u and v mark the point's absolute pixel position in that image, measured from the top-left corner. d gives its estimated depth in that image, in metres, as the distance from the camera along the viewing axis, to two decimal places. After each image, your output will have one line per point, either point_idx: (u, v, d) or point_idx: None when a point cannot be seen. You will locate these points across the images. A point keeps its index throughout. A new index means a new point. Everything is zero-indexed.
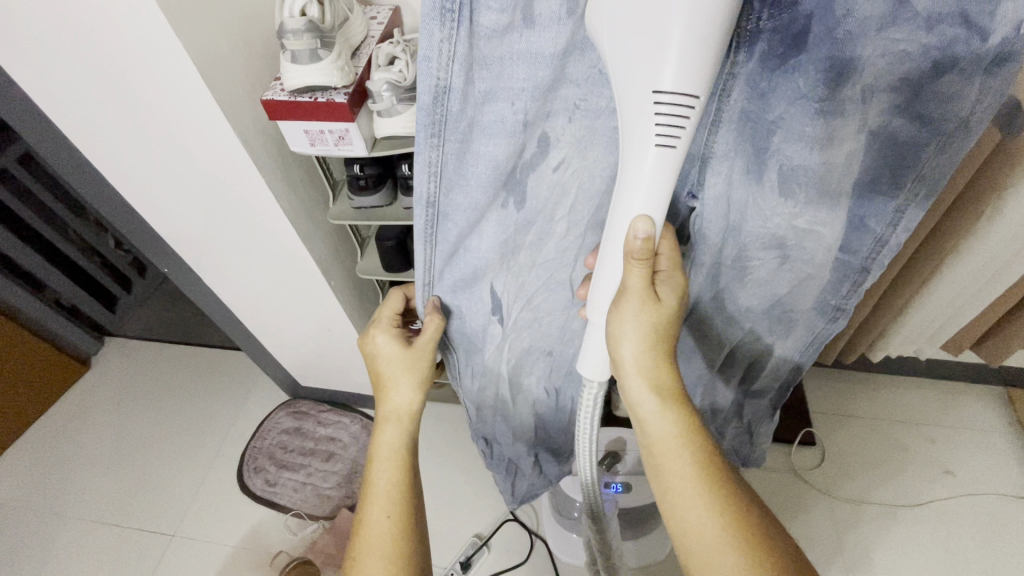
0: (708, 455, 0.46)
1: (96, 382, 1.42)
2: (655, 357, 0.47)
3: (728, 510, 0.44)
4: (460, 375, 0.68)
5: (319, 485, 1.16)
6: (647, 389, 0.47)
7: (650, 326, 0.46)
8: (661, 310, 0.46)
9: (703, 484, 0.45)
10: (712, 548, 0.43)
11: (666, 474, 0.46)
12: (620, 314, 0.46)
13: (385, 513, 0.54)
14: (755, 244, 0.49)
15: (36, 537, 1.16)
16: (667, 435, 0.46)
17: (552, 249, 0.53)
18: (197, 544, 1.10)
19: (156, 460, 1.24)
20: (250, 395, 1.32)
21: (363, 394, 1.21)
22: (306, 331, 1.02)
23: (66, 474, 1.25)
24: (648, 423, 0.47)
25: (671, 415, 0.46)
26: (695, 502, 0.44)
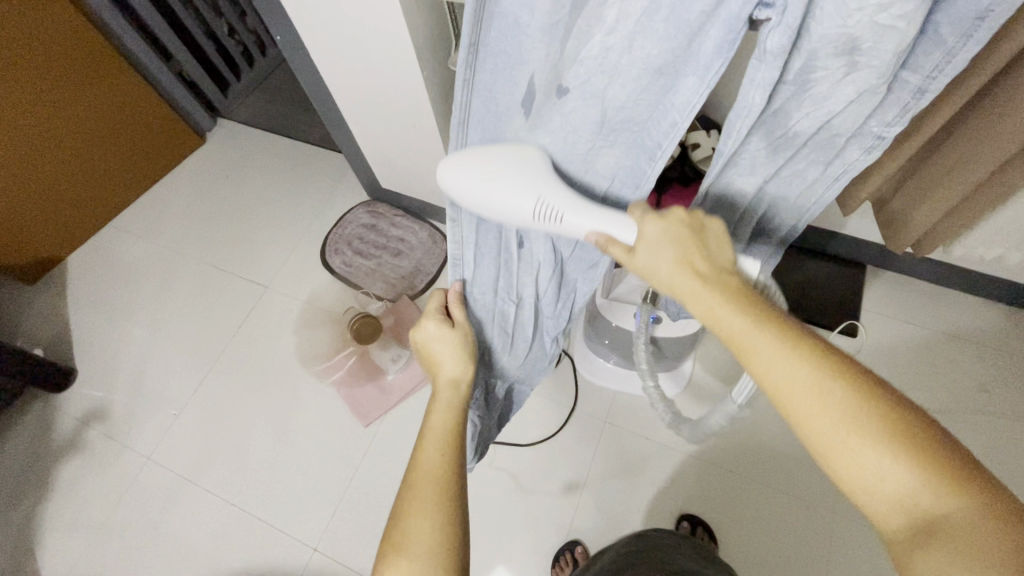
0: (794, 341, 0.38)
1: (209, 154, 1.61)
2: (689, 259, 0.42)
3: (830, 379, 0.36)
4: (461, 263, 0.56)
5: (387, 274, 1.32)
6: (692, 291, 0.41)
7: (662, 238, 0.43)
8: (649, 236, 0.43)
9: (789, 358, 0.37)
10: (845, 442, 0.35)
11: (762, 376, 0.38)
12: (646, 237, 0.43)
13: (441, 449, 0.49)
14: (826, 48, 0.38)
15: (162, 267, 1.42)
16: (735, 322, 0.39)
17: (595, 52, 0.37)
18: (283, 298, 1.31)
19: (256, 225, 1.44)
20: (338, 189, 1.46)
21: (435, 206, 1.31)
22: (392, 129, 1.08)
23: (185, 223, 1.48)
24: (713, 321, 0.40)
25: (731, 307, 0.40)
26: (803, 399, 0.36)
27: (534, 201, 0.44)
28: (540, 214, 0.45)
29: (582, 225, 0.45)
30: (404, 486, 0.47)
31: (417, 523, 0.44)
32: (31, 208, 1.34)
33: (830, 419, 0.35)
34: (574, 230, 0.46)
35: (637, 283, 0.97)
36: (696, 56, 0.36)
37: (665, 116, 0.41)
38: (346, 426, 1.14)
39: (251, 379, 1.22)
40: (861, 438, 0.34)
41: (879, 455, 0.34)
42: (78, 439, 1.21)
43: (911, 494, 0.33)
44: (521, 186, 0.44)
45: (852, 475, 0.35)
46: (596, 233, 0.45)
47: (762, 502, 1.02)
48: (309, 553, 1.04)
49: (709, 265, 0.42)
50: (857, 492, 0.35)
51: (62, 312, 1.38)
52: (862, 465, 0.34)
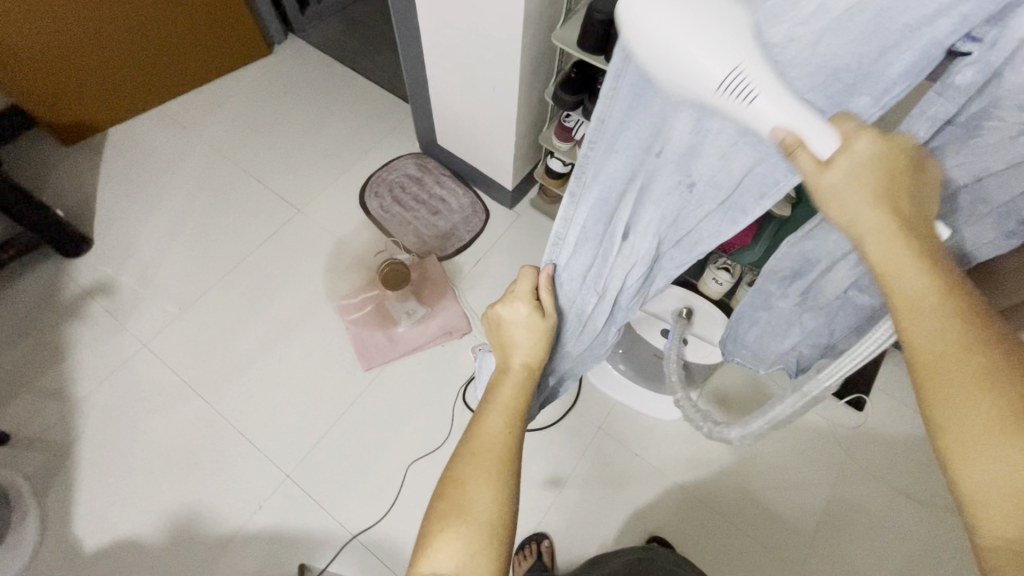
0: (978, 314, 0.34)
1: (272, 66, 1.58)
2: (889, 202, 0.37)
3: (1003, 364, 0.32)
4: (562, 240, 0.57)
5: (421, 228, 1.31)
6: (883, 231, 0.37)
7: (868, 166, 0.37)
8: (858, 153, 0.36)
9: (964, 329, 0.33)
10: (982, 433, 0.31)
11: (913, 335, 0.35)
12: (854, 152, 0.36)
13: (504, 424, 0.51)
14: (1012, 100, 0.37)
15: (200, 165, 1.40)
16: (912, 284, 0.35)
17: (778, 41, 0.33)
18: (312, 226, 1.30)
19: (303, 148, 1.42)
20: (391, 134, 1.45)
21: (485, 175, 1.30)
22: (471, 90, 1.07)
23: (233, 127, 1.46)
24: (889, 267, 0.36)
25: (918, 261, 0.36)
26: (955, 376, 0.33)
27: (730, 67, 0.33)
28: (730, 86, 0.34)
29: (770, 116, 0.35)
30: (465, 449, 0.49)
31: (477, 491, 0.46)
32: (91, 71, 1.32)
33: (980, 401, 0.32)
34: (760, 120, 0.35)
35: (671, 302, 0.97)
36: (880, 73, 0.35)
37: None
38: (347, 366, 1.14)
39: (262, 297, 1.21)
40: (1007, 432, 0.30)
41: (1011, 452, 0.30)
42: (80, 309, 1.19)
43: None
44: (726, 40, 0.33)
45: (977, 470, 0.31)
46: (781, 131, 0.35)
47: (732, 544, 1.03)
48: (282, 479, 1.04)
49: (909, 213, 0.38)
50: (964, 486, 0.32)
51: (91, 182, 1.36)
52: (981, 458, 0.31)
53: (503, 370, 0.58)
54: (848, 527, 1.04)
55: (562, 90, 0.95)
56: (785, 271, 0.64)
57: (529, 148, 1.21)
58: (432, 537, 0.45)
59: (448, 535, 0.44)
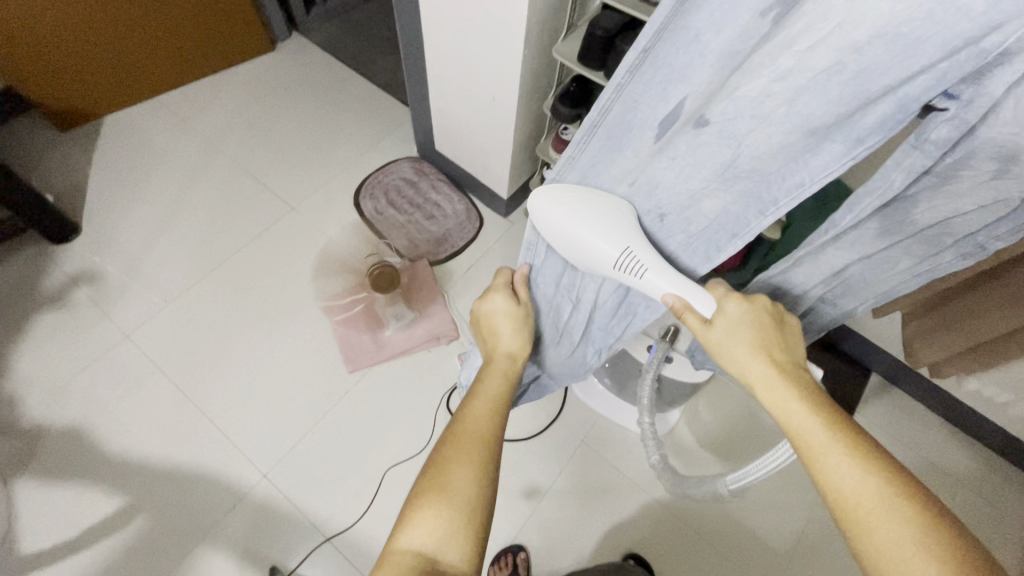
0: (863, 445, 0.42)
1: (274, 63, 1.59)
2: (764, 352, 0.49)
3: (891, 487, 0.40)
4: (534, 250, 0.58)
5: (413, 233, 1.31)
6: (766, 381, 0.47)
7: (747, 325, 0.50)
8: (729, 318, 0.50)
9: (857, 461, 0.41)
10: (900, 552, 0.38)
11: (824, 476, 0.42)
12: (728, 314, 0.50)
13: (490, 410, 0.51)
14: (984, 151, 0.39)
15: (195, 157, 1.39)
16: (806, 425, 0.44)
17: (756, 93, 0.36)
18: (305, 224, 1.30)
19: (300, 146, 1.42)
20: (390, 137, 1.45)
21: (481, 184, 1.31)
22: (471, 99, 1.08)
23: (231, 121, 1.46)
24: (787, 415, 0.45)
25: (801, 401, 0.45)
26: (860, 502, 0.40)
27: (621, 250, 0.48)
28: (622, 264, 0.49)
29: (660, 286, 0.49)
30: (449, 432, 0.49)
31: (463, 471, 0.46)
32: (91, 58, 1.32)
33: (885, 526, 0.39)
34: (653, 288, 0.50)
35: (658, 319, 0.98)
36: (855, 125, 0.36)
37: (794, 173, 0.41)
38: (331, 367, 1.13)
39: (250, 293, 1.20)
40: (914, 542, 0.37)
41: (924, 564, 0.37)
42: (64, 296, 1.18)
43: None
44: (612, 235, 0.48)
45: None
46: (672, 296, 0.49)
47: (709, 564, 1.02)
48: (258, 478, 1.03)
49: (783, 358, 0.49)
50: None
51: (83, 168, 1.35)
52: (900, 568, 0.37)
53: (488, 360, 0.58)
54: (825, 553, 1.04)
55: (562, 103, 0.96)
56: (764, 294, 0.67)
57: (527, 159, 1.22)
58: (412, 511, 0.44)
59: (430, 512, 0.43)
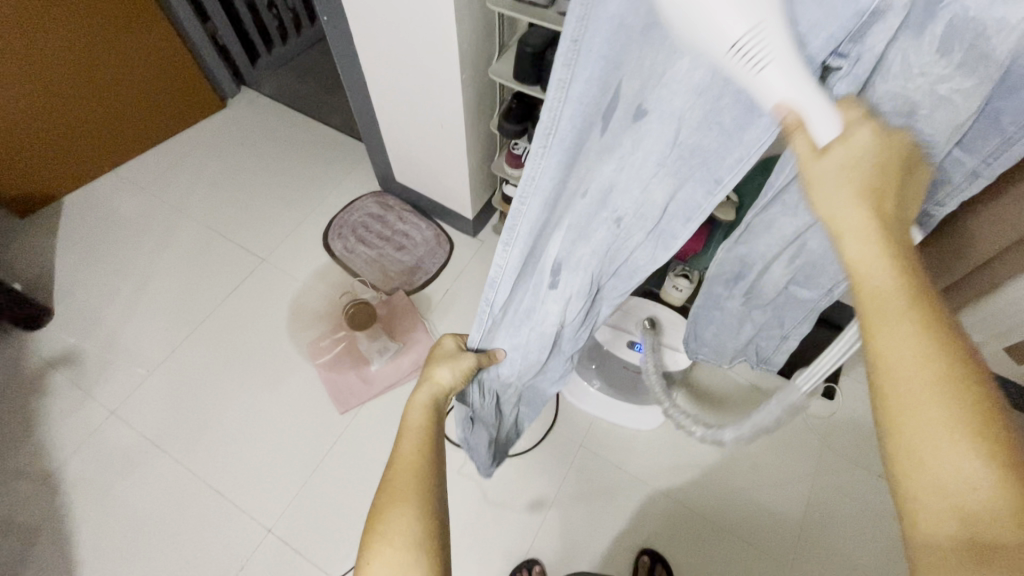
0: (940, 323, 0.33)
1: (227, 120, 1.60)
2: (870, 195, 0.37)
3: (953, 376, 0.32)
4: (498, 285, 0.52)
5: (386, 265, 1.32)
6: (869, 226, 0.36)
7: (854, 169, 0.37)
8: (842, 150, 0.37)
9: (931, 343, 0.33)
10: (944, 434, 0.31)
11: (881, 348, 0.34)
12: (848, 145, 0.37)
13: (415, 449, 0.52)
14: (884, 109, 0.41)
15: (160, 223, 1.40)
16: (888, 282, 0.35)
17: (682, 74, 0.35)
18: (278, 272, 1.31)
19: (263, 197, 1.43)
20: (351, 175, 1.47)
21: (445, 207, 1.33)
22: (420, 127, 1.10)
23: (191, 183, 1.47)
24: (862, 265, 0.36)
25: (889, 258, 0.35)
26: (912, 381, 0.33)
27: (749, 25, 0.29)
28: (744, 49, 0.30)
29: (776, 87, 0.33)
30: (383, 482, 0.50)
31: (400, 508, 0.47)
32: (40, 138, 1.32)
33: (936, 419, 0.32)
34: (765, 90, 0.33)
35: (634, 313, 0.99)
36: None
37: (731, 150, 0.40)
38: (323, 410, 1.13)
39: (231, 350, 1.20)
40: (963, 434, 0.31)
41: (956, 454, 0.31)
42: (44, 382, 1.17)
43: (978, 500, 0.30)
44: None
45: (932, 470, 0.31)
46: (786, 105, 0.33)
47: (720, 546, 1.03)
48: (264, 534, 1.02)
49: (887, 212, 0.37)
50: (911, 474, 0.33)
51: (49, 250, 1.35)
52: (933, 454, 0.31)
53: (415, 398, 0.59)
54: (832, 515, 1.05)
55: (507, 121, 0.98)
56: (727, 274, 0.68)
57: (485, 177, 1.24)
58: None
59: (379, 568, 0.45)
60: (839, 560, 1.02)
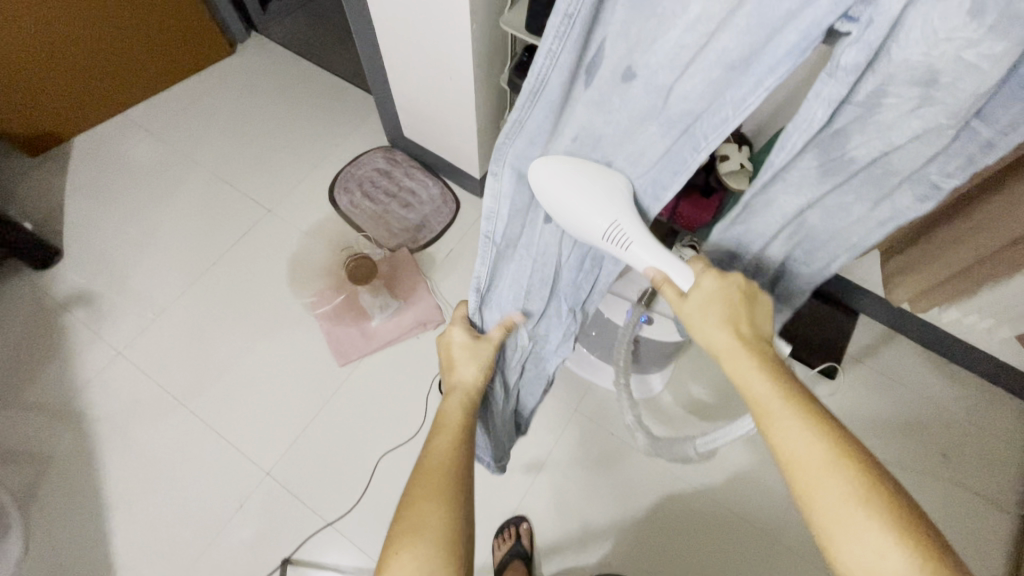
0: (818, 419, 0.43)
1: (236, 67, 1.57)
2: (733, 323, 0.49)
3: (841, 461, 0.41)
4: (495, 218, 0.53)
5: (391, 222, 1.31)
6: (740, 348, 0.48)
7: (718, 300, 0.50)
8: (703, 291, 0.50)
9: (818, 441, 0.42)
10: (847, 516, 0.40)
11: (785, 450, 0.43)
12: (703, 288, 0.50)
13: (451, 445, 0.52)
14: (899, 77, 0.38)
15: (168, 169, 1.39)
16: (765, 392, 0.45)
17: (670, 39, 0.37)
18: (283, 224, 1.30)
19: (271, 147, 1.41)
20: (359, 129, 1.44)
21: (453, 166, 1.30)
22: (429, 80, 1.07)
23: (200, 130, 1.45)
24: (744, 380, 0.47)
25: (764, 375, 0.46)
26: (814, 472, 0.41)
27: (609, 222, 0.48)
28: (611, 235, 0.48)
29: (643, 259, 0.50)
30: (415, 472, 0.50)
31: (432, 507, 0.46)
32: (51, 79, 1.31)
33: (848, 506, 0.40)
34: (635, 260, 0.51)
35: (637, 282, 0.98)
36: (765, 55, 0.36)
37: (720, 109, 0.41)
38: (323, 362, 1.15)
39: (235, 299, 1.21)
40: (864, 512, 0.39)
41: (872, 529, 0.39)
42: (55, 320, 1.20)
43: (890, 567, 0.38)
44: (603, 204, 0.47)
45: (852, 549, 0.39)
46: (652, 269, 0.51)
47: (705, 514, 1.05)
48: (262, 477, 1.05)
49: (751, 332, 0.49)
50: (836, 555, 0.40)
51: (59, 191, 1.36)
52: (847, 529, 0.40)
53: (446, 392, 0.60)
54: None
55: (518, 75, 0.95)
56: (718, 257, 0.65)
57: (494, 135, 1.20)
58: (389, 560, 0.44)
59: (406, 558, 0.44)
60: None
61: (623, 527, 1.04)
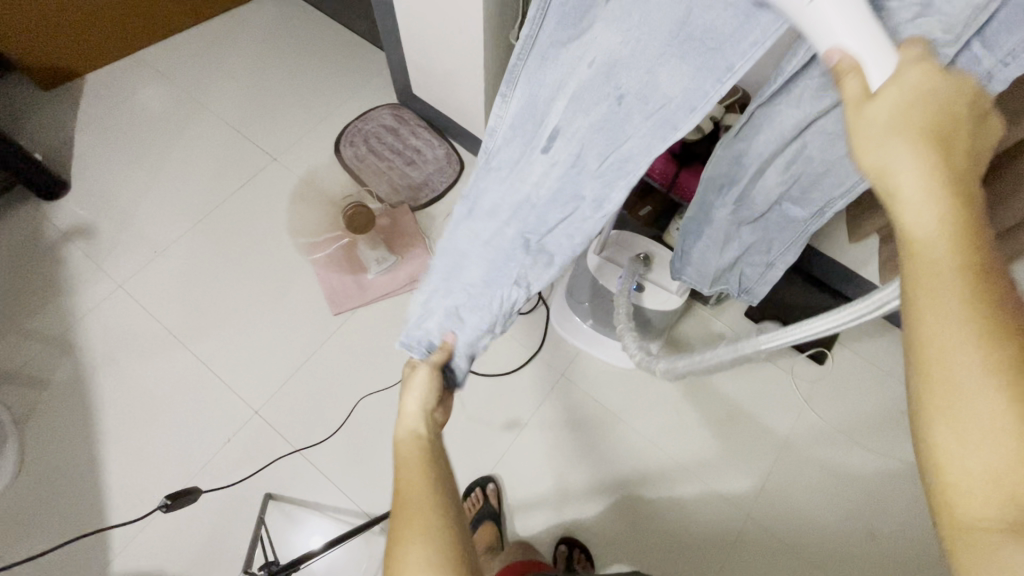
0: (1002, 290, 0.30)
1: (251, 15, 1.56)
2: (931, 137, 0.33)
3: (1010, 348, 0.29)
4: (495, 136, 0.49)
5: (394, 179, 1.31)
6: (930, 168, 0.32)
7: (920, 98, 0.34)
8: (917, 83, 0.34)
9: (988, 312, 0.29)
10: (991, 421, 0.29)
11: (926, 319, 0.30)
12: (903, 83, 0.34)
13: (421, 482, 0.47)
14: None
15: (178, 111, 1.40)
16: (944, 240, 0.30)
17: None
18: (287, 174, 1.31)
19: (280, 98, 1.42)
20: (370, 85, 1.44)
21: (459, 128, 1.30)
22: (439, 37, 1.06)
23: (211, 75, 1.46)
24: (914, 217, 0.32)
25: (950, 219, 0.31)
26: (962, 357, 0.29)
27: None
28: None
29: (833, 30, 0.35)
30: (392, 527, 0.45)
31: (418, 554, 0.43)
32: (70, 14, 1.31)
33: (990, 397, 0.29)
34: (821, 28, 0.35)
35: (631, 249, 0.98)
36: None
37: (747, 34, 0.38)
38: (318, 311, 1.16)
39: (235, 243, 1.23)
40: (1009, 413, 0.28)
41: (1014, 440, 0.28)
42: (59, 250, 1.22)
43: (1018, 485, 0.28)
44: None
45: (968, 457, 0.29)
46: (838, 52, 0.35)
47: (680, 486, 1.07)
48: (250, 416, 1.08)
49: (957, 159, 0.33)
50: (942, 464, 0.30)
51: (69, 125, 1.37)
52: (972, 437, 0.29)
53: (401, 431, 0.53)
54: (797, 473, 1.07)
55: None
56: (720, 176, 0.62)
57: None
58: None
59: None
60: (794, 518, 1.04)
61: (599, 491, 1.06)
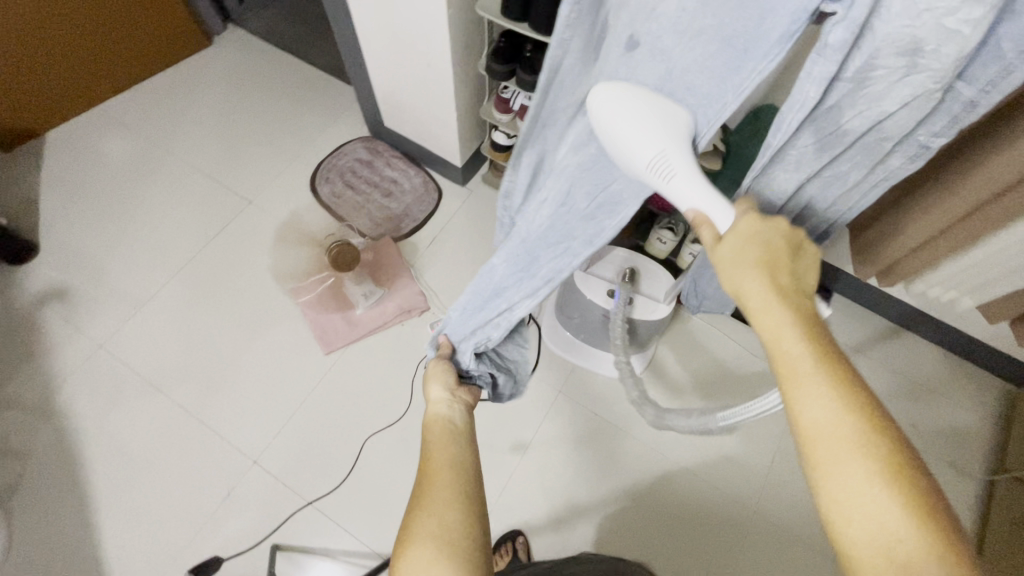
0: (852, 386, 0.37)
1: (213, 58, 1.55)
2: (770, 269, 0.41)
3: (867, 436, 0.35)
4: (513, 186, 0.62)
5: (373, 212, 1.32)
6: (774, 294, 0.40)
7: (760, 241, 0.43)
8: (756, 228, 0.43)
9: (845, 407, 0.36)
10: (867, 491, 0.34)
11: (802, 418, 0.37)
12: (739, 230, 0.43)
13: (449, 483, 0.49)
14: (887, 49, 0.39)
15: (146, 161, 1.38)
16: (800, 352, 0.38)
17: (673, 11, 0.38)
18: (264, 215, 1.30)
19: (250, 139, 1.41)
20: (340, 120, 1.44)
21: (434, 155, 1.31)
22: (406, 69, 1.07)
23: (177, 122, 1.44)
24: (776, 337, 0.39)
25: (798, 329, 0.39)
26: (835, 444, 0.36)
27: (656, 151, 0.42)
28: (654, 166, 0.43)
29: (685, 196, 0.45)
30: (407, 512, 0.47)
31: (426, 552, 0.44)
32: (27, 73, 1.29)
33: (863, 476, 0.35)
34: (677, 196, 0.45)
35: (615, 264, 1.00)
36: (761, 39, 0.37)
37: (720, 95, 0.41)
38: (308, 351, 1.15)
39: (217, 289, 1.21)
40: (879, 483, 0.34)
41: (887, 507, 0.34)
42: (32, 314, 1.18)
43: (904, 547, 0.33)
44: (656, 130, 0.42)
45: (860, 527, 0.34)
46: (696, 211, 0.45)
47: (687, 489, 1.08)
48: (248, 466, 1.05)
49: (790, 283, 0.42)
50: (844, 535, 0.35)
51: (33, 185, 1.34)
52: (861, 509, 0.34)
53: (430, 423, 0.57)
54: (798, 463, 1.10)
55: (494, 61, 0.96)
56: None
57: (474, 123, 1.22)
58: None
59: None
60: (800, 507, 1.06)
61: (608, 503, 1.06)
